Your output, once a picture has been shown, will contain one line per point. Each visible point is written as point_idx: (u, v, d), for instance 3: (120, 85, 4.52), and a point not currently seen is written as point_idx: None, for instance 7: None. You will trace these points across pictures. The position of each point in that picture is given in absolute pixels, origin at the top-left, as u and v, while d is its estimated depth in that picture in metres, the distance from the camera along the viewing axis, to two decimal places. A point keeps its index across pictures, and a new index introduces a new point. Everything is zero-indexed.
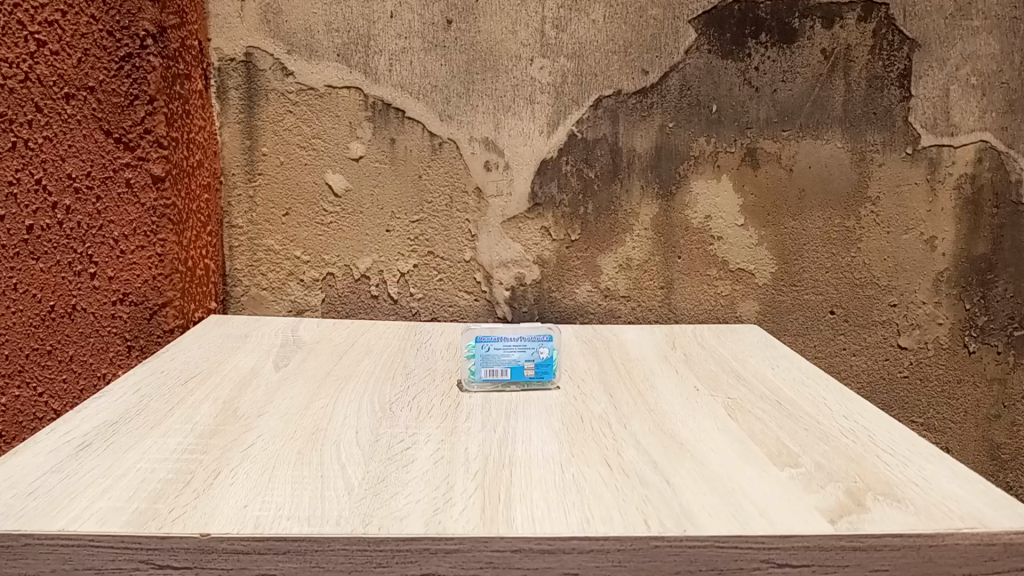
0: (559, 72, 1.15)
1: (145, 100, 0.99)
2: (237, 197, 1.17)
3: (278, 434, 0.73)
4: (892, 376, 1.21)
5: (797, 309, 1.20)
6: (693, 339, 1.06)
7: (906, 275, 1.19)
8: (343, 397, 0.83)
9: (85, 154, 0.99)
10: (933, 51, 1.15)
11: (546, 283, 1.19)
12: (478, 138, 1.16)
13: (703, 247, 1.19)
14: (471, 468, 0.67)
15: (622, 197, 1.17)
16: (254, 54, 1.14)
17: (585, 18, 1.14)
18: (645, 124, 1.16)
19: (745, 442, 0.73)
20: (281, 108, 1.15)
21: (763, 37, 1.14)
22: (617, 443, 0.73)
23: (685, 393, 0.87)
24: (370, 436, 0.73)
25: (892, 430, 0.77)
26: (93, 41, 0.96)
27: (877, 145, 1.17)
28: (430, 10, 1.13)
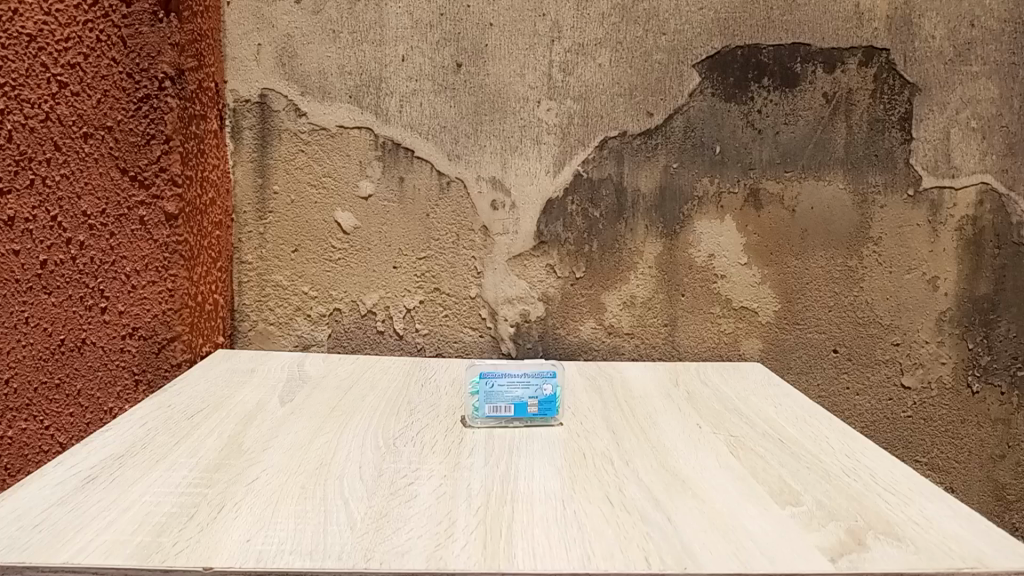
0: (565, 114, 1.17)
1: (162, 139, 1.02)
2: (248, 233, 1.20)
3: (283, 469, 0.74)
4: (895, 416, 1.22)
5: (799, 348, 1.21)
6: (696, 376, 1.07)
7: (909, 315, 1.20)
8: (347, 432, 0.84)
9: (101, 191, 1.02)
10: (934, 95, 1.17)
11: (551, 320, 1.20)
12: (485, 177, 1.18)
13: (706, 285, 1.20)
14: (473, 504, 0.68)
15: (626, 236, 1.19)
16: (269, 95, 1.17)
17: (591, 62, 1.17)
18: (649, 165, 1.18)
19: (746, 479, 0.74)
20: (293, 148, 1.18)
21: (765, 81, 1.17)
22: (619, 480, 0.73)
23: (688, 430, 0.88)
24: (373, 471, 0.74)
25: (894, 469, 0.78)
26: (112, 83, 1.00)
27: (878, 187, 1.18)
28: (440, 53, 1.17)
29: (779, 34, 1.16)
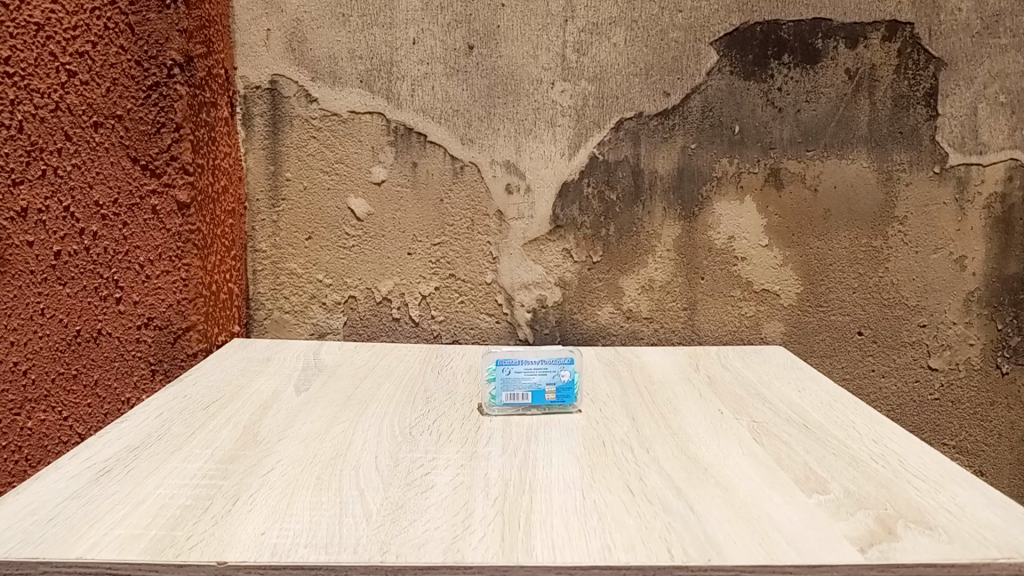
0: (580, 95, 1.15)
1: (172, 127, 1.02)
2: (261, 221, 1.19)
3: (298, 459, 0.73)
4: (922, 399, 1.19)
5: (823, 330, 1.18)
6: (717, 361, 1.05)
7: (936, 295, 1.17)
8: (362, 421, 0.83)
9: (112, 181, 1.01)
10: (960, 69, 1.14)
11: (568, 305, 1.19)
12: (500, 161, 1.16)
13: (727, 268, 1.18)
14: (491, 493, 0.67)
15: (643, 219, 1.16)
16: (279, 82, 1.16)
17: (605, 41, 1.14)
18: (667, 146, 1.15)
19: (771, 466, 0.72)
20: (305, 134, 1.16)
21: (786, 58, 1.14)
22: (640, 468, 0.72)
23: (710, 417, 0.86)
24: (390, 460, 0.74)
25: (923, 454, 0.76)
26: (122, 71, 0.99)
27: (903, 164, 1.15)
28: (452, 35, 1.14)
29: (799, 9, 1.13)
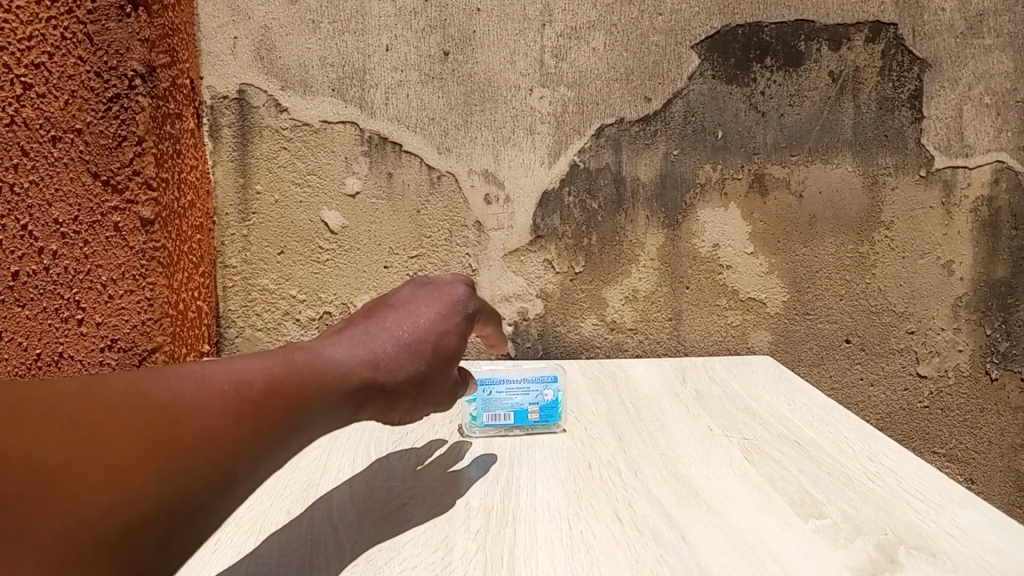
0: (559, 101, 1.12)
1: (134, 141, 0.97)
2: (231, 236, 1.14)
3: (267, 493, 0.71)
4: (911, 406, 1.17)
5: (810, 338, 1.16)
6: (704, 372, 1.02)
7: (924, 301, 1.15)
8: (336, 448, 0.81)
9: (72, 198, 0.96)
10: (945, 70, 1.12)
11: (550, 317, 1.16)
12: (478, 171, 1.13)
13: (712, 277, 1.15)
14: (472, 525, 0.64)
15: (626, 228, 1.13)
16: (247, 91, 1.12)
17: (584, 46, 1.11)
18: (649, 153, 1.13)
19: (764, 489, 0.70)
20: (275, 145, 1.12)
21: (768, 61, 1.11)
22: (629, 494, 0.69)
23: (699, 434, 0.83)
24: (364, 491, 0.71)
25: (920, 473, 0.73)
26: (80, 82, 0.95)
27: (889, 168, 1.13)
28: (426, 42, 1.11)
29: (781, 12, 1.11)
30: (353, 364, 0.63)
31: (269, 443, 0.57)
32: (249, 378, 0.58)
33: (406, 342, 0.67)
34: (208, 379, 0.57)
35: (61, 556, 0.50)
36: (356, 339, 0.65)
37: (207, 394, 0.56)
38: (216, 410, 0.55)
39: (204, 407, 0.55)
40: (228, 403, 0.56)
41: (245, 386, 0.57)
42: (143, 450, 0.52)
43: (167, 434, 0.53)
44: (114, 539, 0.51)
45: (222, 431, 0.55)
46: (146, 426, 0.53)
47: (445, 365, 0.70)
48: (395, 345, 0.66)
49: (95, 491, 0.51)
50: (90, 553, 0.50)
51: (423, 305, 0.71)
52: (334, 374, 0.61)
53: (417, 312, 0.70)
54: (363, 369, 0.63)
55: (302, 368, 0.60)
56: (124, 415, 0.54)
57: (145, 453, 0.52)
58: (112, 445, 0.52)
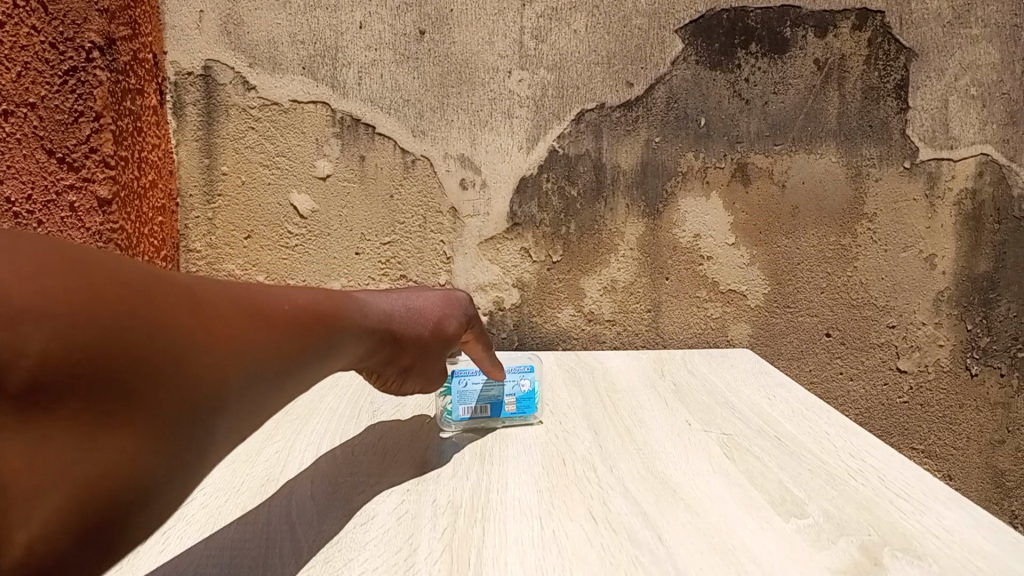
0: (538, 84, 1.09)
1: (91, 116, 0.93)
2: (195, 219, 1.10)
3: (222, 488, 0.67)
4: (890, 401, 1.16)
5: (791, 331, 1.14)
6: (683, 365, 0.99)
7: (906, 295, 1.13)
8: (299, 441, 0.77)
9: (24, 176, 0.87)
10: (931, 60, 1.10)
11: (526, 307, 1.13)
12: (454, 155, 1.09)
13: (692, 268, 1.12)
14: (439, 524, 0.61)
15: (605, 216, 1.10)
16: (213, 67, 1.07)
17: (565, 27, 1.08)
18: (630, 139, 1.10)
19: (744, 487, 0.67)
20: (242, 125, 1.08)
21: (753, 47, 1.09)
22: (603, 491, 0.66)
23: (676, 428, 0.80)
24: (326, 486, 0.68)
25: (902, 470, 0.71)
26: (35, 53, 0.87)
27: (873, 160, 1.11)
28: (401, 20, 1.07)
29: None
30: (376, 324, 0.65)
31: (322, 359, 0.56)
32: (313, 304, 0.57)
33: (415, 317, 0.70)
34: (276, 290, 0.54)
35: (158, 430, 0.43)
36: (380, 302, 0.68)
37: (277, 300, 0.53)
38: (291, 322, 0.53)
39: (281, 310, 0.53)
40: (299, 311, 0.55)
41: (310, 313, 0.55)
42: (240, 337, 0.48)
43: (250, 327, 0.49)
44: (191, 420, 0.44)
45: (294, 340, 0.53)
46: (234, 311, 0.49)
47: (441, 347, 0.73)
48: (408, 319, 0.69)
49: (210, 363, 0.46)
50: (177, 427, 0.43)
51: (431, 289, 0.74)
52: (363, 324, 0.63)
53: (426, 293, 0.73)
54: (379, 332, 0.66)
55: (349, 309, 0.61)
56: (211, 299, 0.48)
57: (237, 340, 0.48)
58: (212, 324, 0.47)
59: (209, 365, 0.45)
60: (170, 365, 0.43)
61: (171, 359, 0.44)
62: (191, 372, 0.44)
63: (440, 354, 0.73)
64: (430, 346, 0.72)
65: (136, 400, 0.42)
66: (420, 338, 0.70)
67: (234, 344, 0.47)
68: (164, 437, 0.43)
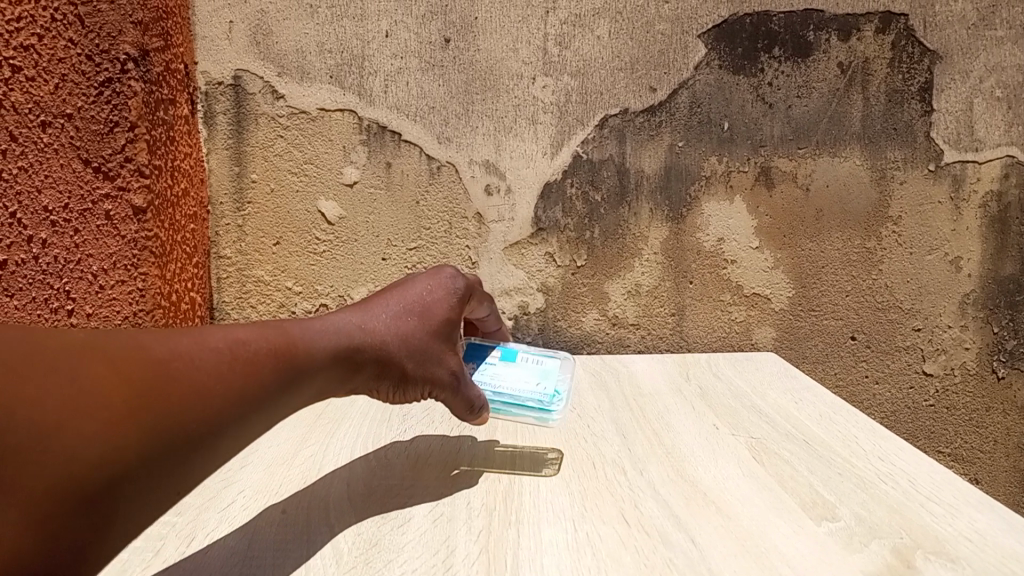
0: (562, 90, 1.10)
1: (126, 127, 0.94)
2: (225, 226, 1.12)
3: (261, 490, 0.69)
4: (916, 405, 1.16)
5: (816, 335, 1.14)
6: (707, 369, 1.00)
7: (931, 298, 1.13)
8: (333, 444, 0.79)
9: (63, 185, 0.94)
10: (955, 63, 1.10)
11: (551, 312, 1.14)
12: (478, 161, 1.10)
13: (716, 272, 1.13)
14: (475, 526, 0.62)
15: (629, 221, 1.11)
16: (243, 77, 1.09)
17: (589, 34, 1.09)
18: (653, 144, 1.10)
19: (774, 490, 0.68)
20: (271, 133, 1.10)
21: (776, 51, 1.09)
22: (633, 495, 0.67)
23: (705, 432, 0.81)
24: (363, 489, 0.69)
25: (933, 474, 0.71)
26: (71, 66, 0.92)
27: (897, 163, 1.11)
28: (427, 28, 1.08)
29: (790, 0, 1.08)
30: (349, 339, 0.65)
31: (276, 400, 0.59)
32: (255, 350, 0.59)
33: (386, 323, 0.68)
34: (209, 341, 0.57)
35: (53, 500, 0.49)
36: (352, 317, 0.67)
37: (208, 355, 0.56)
38: (222, 376, 0.56)
39: (214, 360, 0.56)
40: (236, 356, 0.58)
41: (252, 364, 0.58)
42: (154, 411, 0.52)
43: (168, 396, 0.53)
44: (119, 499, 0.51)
45: (228, 392, 0.56)
46: (143, 381, 0.53)
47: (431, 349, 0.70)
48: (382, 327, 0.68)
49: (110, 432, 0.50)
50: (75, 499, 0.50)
51: (410, 291, 0.72)
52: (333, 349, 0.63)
53: (404, 297, 0.71)
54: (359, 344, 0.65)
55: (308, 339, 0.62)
56: (122, 379, 0.52)
57: (148, 413, 0.52)
58: (114, 407, 0.51)
59: (114, 449, 0.50)
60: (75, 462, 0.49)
61: (70, 451, 0.49)
62: (96, 462, 0.50)
63: (435, 357, 0.71)
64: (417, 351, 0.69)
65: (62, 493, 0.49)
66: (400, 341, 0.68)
67: (145, 420, 0.52)
68: (91, 521, 0.51)
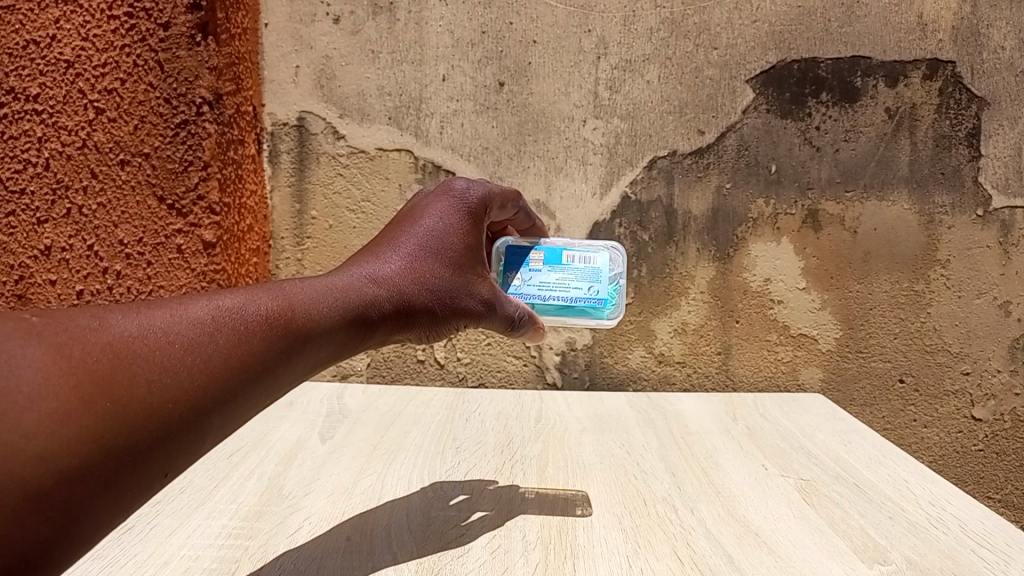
0: (612, 133, 1.13)
1: (199, 166, 1.00)
2: (285, 260, 1.16)
3: (325, 517, 0.74)
4: (965, 449, 1.15)
5: (863, 377, 1.14)
6: (754, 409, 1.00)
7: (980, 342, 1.13)
8: (391, 472, 0.82)
9: (137, 220, 1.01)
10: (1004, 109, 1.11)
11: (598, 348, 1.16)
12: (529, 201, 1.14)
13: (763, 312, 1.14)
14: (531, 561, 0.66)
15: (676, 260, 1.13)
16: (306, 118, 1.14)
17: (639, 78, 1.12)
18: (701, 186, 1.13)
19: (825, 532, 0.71)
20: (331, 171, 1.14)
21: (824, 96, 1.11)
22: (686, 532, 0.70)
23: (753, 472, 0.83)
24: (422, 519, 0.73)
25: (985, 517, 0.73)
26: (150, 108, 0.99)
27: (946, 207, 1.12)
28: (482, 72, 1.13)
29: (837, 47, 1.11)
30: (336, 299, 0.66)
31: (259, 370, 0.59)
32: (231, 323, 0.59)
33: (376, 276, 0.70)
34: (179, 314, 0.57)
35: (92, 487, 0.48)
36: (337, 277, 0.69)
37: (179, 326, 0.56)
38: (196, 349, 0.56)
39: (210, 325, 0.58)
40: (234, 320, 0.59)
41: (229, 337, 0.58)
42: (129, 387, 0.51)
43: (140, 370, 0.52)
44: (90, 489, 0.48)
45: (204, 365, 0.55)
46: (149, 350, 0.53)
47: (435, 289, 0.72)
48: (372, 281, 0.69)
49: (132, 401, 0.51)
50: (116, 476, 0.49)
51: (408, 235, 0.74)
52: (318, 313, 0.64)
53: (398, 246, 0.73)
54: (347, 304, 0.66)
55: (290, 306, 0.63)
56: (91, 360, 0.50)
57: (121, 390, 0.50)
58: (86, 388, 0.49)
59: (87, 430, 0.48)
60: (40, 452, 0.46)
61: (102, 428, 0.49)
62: (91, 436, 0.48)
63: (439, 298, 0.72)
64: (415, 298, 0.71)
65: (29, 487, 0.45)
66: (393, 289, 0.70)
67: (117, 400, 0.50)
68: (58, 518, 0.46)
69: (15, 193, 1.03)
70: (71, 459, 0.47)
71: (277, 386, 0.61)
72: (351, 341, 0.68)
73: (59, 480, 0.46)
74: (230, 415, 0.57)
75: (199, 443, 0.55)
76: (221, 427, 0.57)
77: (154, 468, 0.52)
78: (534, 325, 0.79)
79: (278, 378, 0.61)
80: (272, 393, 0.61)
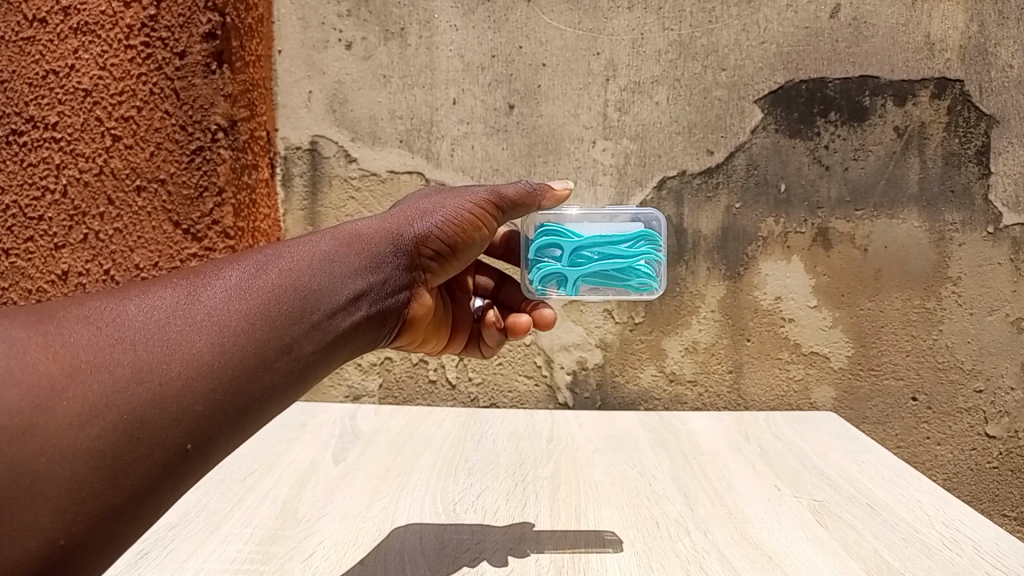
0: (621, 153, 1.13)
1: (214, 191, 1.02)
2: None
3: (339, 541, 0.75)
4: (980, 467, 1.14)
5: (875, 396, 1.14)
6: (767, 428, 0.99)
7: (993, 359, 1.12)
8: (403, 494, 0.83)
9: (153, 245, 1.03)
10: (1013, 126, 1.11)
11: (609, 367, 1.16)
12: None
13: (773, 329, 1.14)
14: None
15: (686, 279, 1.14)
16: (319, 142, 1.16)
17: (648, 100, 1.13)
18: (710, 206, 1.13)
19: (839, 555, 0.72)
20: (344, 194, 1.16)
21: (832, 116, 1.12)
22: (699, 556, 0.71)
23: (765, 493, 0.83)
24: (435, 543, 0.75)
25: (999, 540, 0.73)
26: (166, 136, 1.01)
27: (956, 225, 1.12)
28: (492, 95, 1.14)
29: (845, 67, 1.11)
30: (328, 248, 0.71)
31: (262, 315, 0.62)
32: (221, 287, 0.62)
33: (366, 232, 0.74)
34: (168, 284, 0.61)
35: (102, 457, 0.51)
36: (330, 236, 0.73)
37: (174, 291, 0.60)
38: (187, 310, 0.59)
39: (203, 290, 0.61)
40: (227, 282, 0.63)
41: (219, 295, 0.61)
42: (118, 354, 0.54)
43: (136, 334, 0.56)
44: (90, 466, 0.50)
45: (200, 321, 0.59)
46: (142, 319, 0.57)
47: (425, 222, 0.76)
48: (362, 230, 0.74)
49: (130, 366, 0.54)
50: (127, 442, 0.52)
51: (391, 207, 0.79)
52: (311, 265, 0.68)
53: (382, 212, 0.78)
54: (341, 252, 0.71)
55: (279, 264, 0.66)
56: (72, 340, 0.54)
57: (108, 358, 0.54)
58: (68, 361, 0.52)
59: (76, 400, 0.51)
60: (42, 430, 0.49)
61: (103, 397, 0.52)
62: (83, 408, 0.51)
63: (434, 227, 0.76)
64: (407, 235, 0.75)
65: (22, 468, 0.48)
66: (383, 233, 0.74)
67: (104, 368, 0.53)
68: (63, 505, 0.49)
69: (34, 220, 1.05)
70: (63, 435, 0.50)
71: (293, 330, 0.63)
72: (359, 287, 0.70)
73: (56, 459, 0.49)
74: (246, 366, 0.59)
75: (216, 399, 0.56)
76: (243, 379, 0.58)
77: (169, 435, 0.53)
78: (553, 191, 0.80)
79: (289, 328, 0.63)
80: (290, 345, 0.62)
